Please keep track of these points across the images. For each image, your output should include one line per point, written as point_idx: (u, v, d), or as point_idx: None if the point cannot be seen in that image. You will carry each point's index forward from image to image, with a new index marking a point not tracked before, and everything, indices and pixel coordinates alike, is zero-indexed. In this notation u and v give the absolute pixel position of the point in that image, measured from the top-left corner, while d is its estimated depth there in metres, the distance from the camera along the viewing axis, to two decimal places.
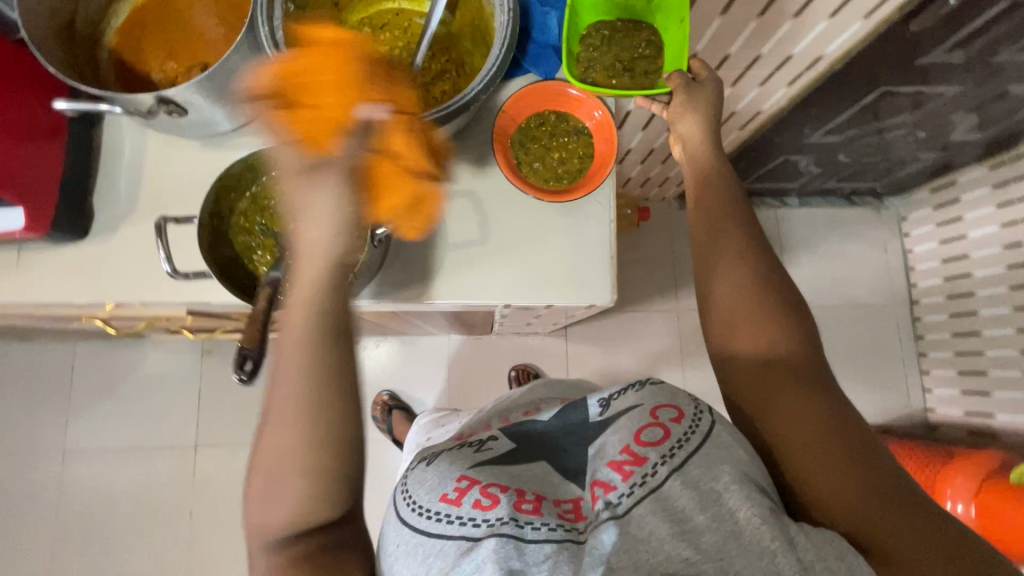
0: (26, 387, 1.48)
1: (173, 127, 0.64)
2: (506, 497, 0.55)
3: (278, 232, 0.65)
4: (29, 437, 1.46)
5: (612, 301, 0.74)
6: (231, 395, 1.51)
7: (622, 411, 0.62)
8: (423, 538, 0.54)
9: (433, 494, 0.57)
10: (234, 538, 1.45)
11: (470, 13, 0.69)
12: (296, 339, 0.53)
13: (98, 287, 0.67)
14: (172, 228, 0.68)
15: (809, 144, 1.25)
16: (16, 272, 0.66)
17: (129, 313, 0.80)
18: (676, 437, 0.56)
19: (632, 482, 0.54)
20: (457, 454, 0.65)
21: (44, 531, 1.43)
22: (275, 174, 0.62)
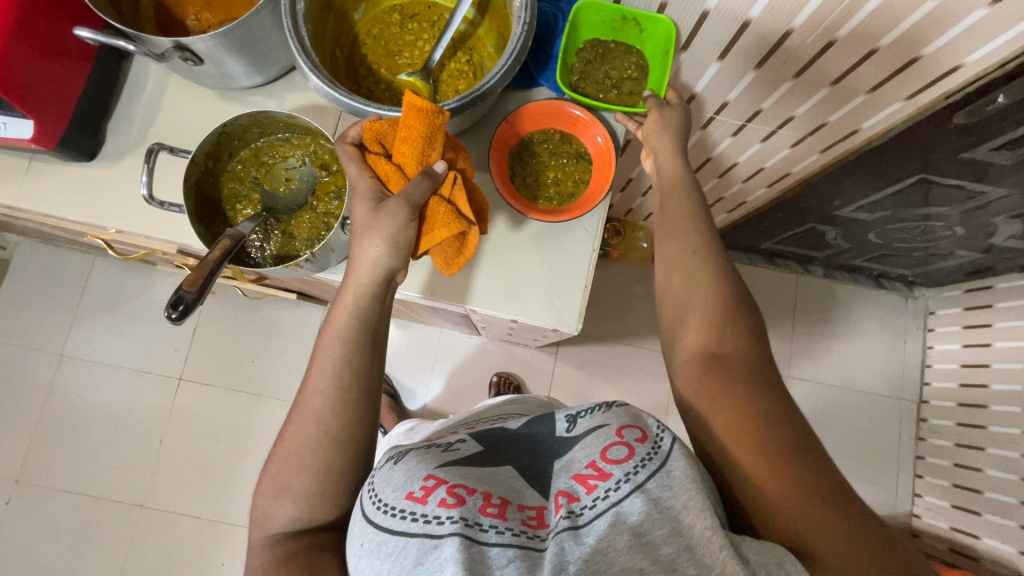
0: (39, 286, 1.56)
1: (191, 74, 0.67)
2: (471, 500, 0.51)
3: (267, 190, 0.67)
4: (31, 333, 1.54)
5: (575, 330, 0.76)
6: (223, 338, 1.56)
7: (588, 429, 0.59)
8: (385, 537, 0.50)
9: (398, 490, 0.53)
10: (196, 475, 1.49)
11: (498, 19, 0.71)
12: (327, 350, 0.60)
13: (90, 208, 0.71)
14: (162, 157, 0.71)
15: (839, 216, 1.21)
16: (25, 178, 0.71)
17: (122, 240, 0.83)
18: (641, 456, 0.54)
19: (596, 496, 0.52)
20: (423, 451, 0.61)
21: (24, 424, 1.50)
22: (335, 170, 0.66)
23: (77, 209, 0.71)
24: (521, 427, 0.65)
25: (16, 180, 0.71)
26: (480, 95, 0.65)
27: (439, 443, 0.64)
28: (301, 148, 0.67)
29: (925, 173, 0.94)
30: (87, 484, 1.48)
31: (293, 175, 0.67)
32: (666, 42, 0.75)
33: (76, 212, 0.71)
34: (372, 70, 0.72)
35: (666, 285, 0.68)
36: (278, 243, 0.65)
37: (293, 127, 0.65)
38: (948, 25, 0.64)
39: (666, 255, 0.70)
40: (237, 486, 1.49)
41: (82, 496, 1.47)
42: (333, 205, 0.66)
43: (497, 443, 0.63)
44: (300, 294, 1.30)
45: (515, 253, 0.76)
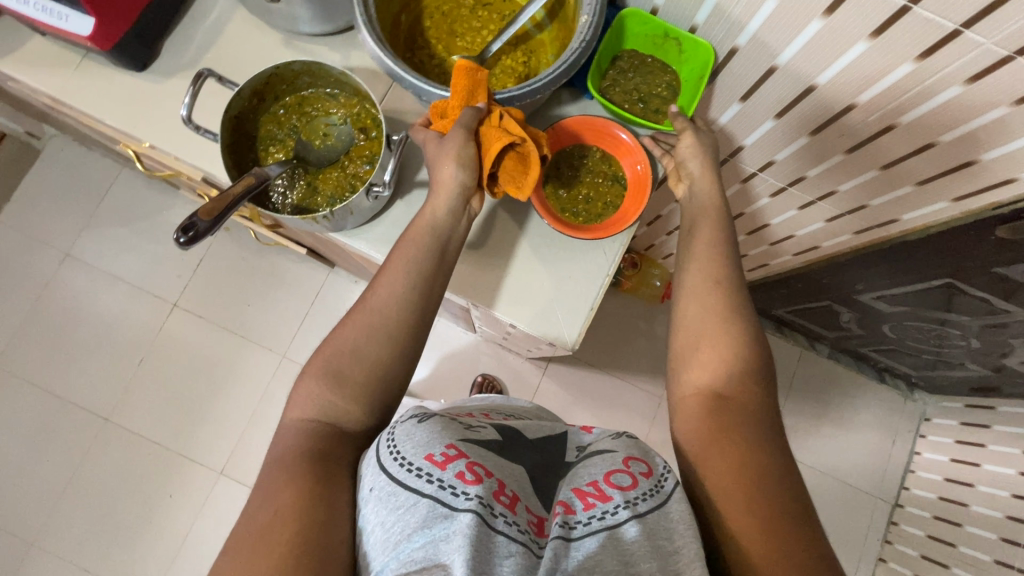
0: (62, 183, 1.57)
1: (261, 11, 0.68)
2: (488, 482, 0.52)
3: (303, 140, 0.67)
4: (43, 227, 1.55)
5: (573, 345, 0.76)
6: (224, 275, 1.56)
7: (596, 453, 0.61)
8: (397, 488, 0.51)
9: (419, 449, 0.54)
10: (168, 402, 1.49)
11: (563, 32, 0.70)
12: (344, 330, 0.63)
13: (128, 116, 0.71)
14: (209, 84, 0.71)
15: (857, 300, 1.20)
16: (74, 74, 0.71)
17: (152, 155, 0.83)
18: (643, 488, 0.55)
19: (593, 514, 0.52)
20: (444, 422, 0.60)
21: (15, 312, 1.51)
22: (366, 138, 0.65)
23: (117, 116, 0.71)
24: (537, 440, 0.65)
25: (64, 74, 0.71)
26: (527, 93, 0.65)
27: (464, 422, 0.64)
28: (343, 108, 0.67)
29: (953, 278, 0.92)
30: (60, 386, 1.48)
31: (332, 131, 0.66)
32: (702, 68, 0.74)
33: (115, 118, 0.71)
34: (429, 47, 0.71)
35: (681, 311, 0.67)
36: (300, 194, 0.65)
37: (342, 83, 0.65)
38: (1012, 137, 0.64)
39: (683, 278, 0.69)
40: (204, 422, 1.49)
41: (53, 395, 1.47)
42: (363, 169, 0.65)
43: (513, 440, 0.63)
44: (310, 251, 1.31)
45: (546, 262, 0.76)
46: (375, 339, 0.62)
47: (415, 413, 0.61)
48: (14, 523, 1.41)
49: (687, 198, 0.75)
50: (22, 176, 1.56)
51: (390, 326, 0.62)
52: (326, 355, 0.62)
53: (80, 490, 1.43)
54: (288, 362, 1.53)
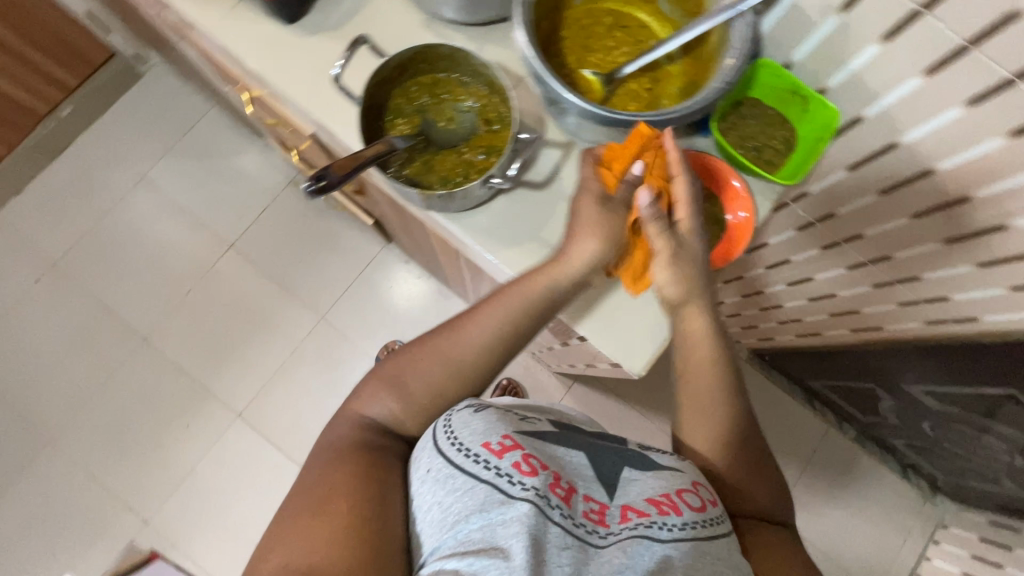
0: (154, 110, 1.64)
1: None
2: (544, 474, 0.54)
3: (429, 117, 0.65)
4: (127, 146, 1.62)
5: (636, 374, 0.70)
6: (283, 228, 1.60)
7: (657, 461, 0.63)
8: (454, 472, 0.54)
9: (476, 436, 0.55)
10: (204, 337, 1.53)
11: (697, 68, 0.69)
12: (421, 358, 0.65)
13: (262, 61, 0.70)
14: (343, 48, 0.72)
15: (904, 390, 1.17)
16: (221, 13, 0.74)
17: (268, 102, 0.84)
18: (707, 513, 0.59)
19: (659, 522, 0.55)
20: (500, 411, 0.61)
21: (83, 220, 1.57)
22: (492, 131, 0.64)
23: (251, 58, 0.70)
24: (595, 435, 0.65)
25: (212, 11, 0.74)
26: (658, 119, 0.63)
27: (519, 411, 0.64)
28: (470, 97, 0.65)
29: (1017, 391, 0.89)
30: (107, 298, 1.53)
31: (455, 116, 0.65)
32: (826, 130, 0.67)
33: (250, 60, 0.70)
34: (561, 55, 0.70)
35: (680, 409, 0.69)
36: (414, 169, 0.63)
37: (479, 74, 0.64)
38: None
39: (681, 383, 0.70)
40: (233, 364, 1.52)
41: (100, 306, 1.53)
42: (479, 160, 0.64)
43: (568, 432, 0.63)
44: (375, 223, 1.34)
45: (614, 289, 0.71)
46: (455, 369, 0.64)
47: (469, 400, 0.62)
48: (36, 418, 1.46)
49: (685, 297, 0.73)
50: (118, 94, 1.63)
51: (451, 366, 0.64)
52: (393, 367, 0.65)
53: (104, 402, 1.48)
54: (324, 324, 1.56)
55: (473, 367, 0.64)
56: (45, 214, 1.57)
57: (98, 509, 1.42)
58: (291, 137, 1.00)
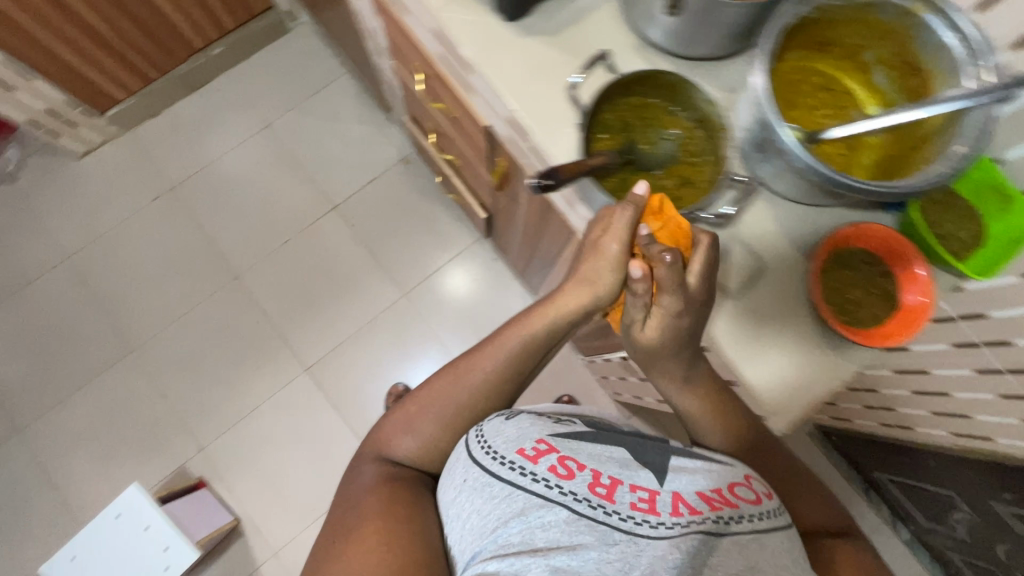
0: (293, 65, 1.71)
1: (638, 13, 0.69)
2: (581, 475, 0.54)
3: (633, 138, 0.66)
4: (261, 93, 1.69)
5: (779, 430, 0.70)
6: (387, 200, 1.64)
7: (706, 459, 0.62)
8: (492, 480, 0.55)
9: (509, 443, 0.57)
10: (291, 288, 1.58)
11: (899, 148, 0.69)
12: (426, 400, 0.69)
13: (483, 52, 0.73)
14: (554, 53, 0.73)
15: (990, 508, 1.12)
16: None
17: (456, 88, 0.85)
18: (763, 505, 0.58)
19: (718, 516, 0.55)
20: (533, 415, 0.62)
21: (207, 153, 1.65)
22: (695, 164, 0.65)
23: (473, 48, 0.73)
24: (639, 434, 0.65)
25: None
26: (891, 191, 0.56)
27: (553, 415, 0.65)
28: (676, 126, 0.67)
29: None
30: (213, 231, 1.60)
31: (659, 142, 0.66)
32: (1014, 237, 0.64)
33: (471, 50, 0.73)
34: None
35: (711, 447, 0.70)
36: (610, 184, 0.65)
37: (693, 107, 0.65)
38: None
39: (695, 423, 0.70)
40: (312, 320, 1.56)
41: (205, 236, 1.60)
42: (673, 187, 0.65)
43: (608, 432, 0.63)
44: (486, 218, 1.36)
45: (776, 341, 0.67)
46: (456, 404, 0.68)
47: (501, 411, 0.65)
48: (124, 328, 1.53)
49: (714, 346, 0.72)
50: (264, 44, 1.70)
51: (446, 410, 0.68)
52: (408, 408, 0.70)
53: (189, 327, 1.54)
54: (404, 302, 1.59)
55: (480, 390, 0.68)
56: (175, 139, 1.65)
57: (161, 426, 1.48)
58: (449, 121, 1.02)
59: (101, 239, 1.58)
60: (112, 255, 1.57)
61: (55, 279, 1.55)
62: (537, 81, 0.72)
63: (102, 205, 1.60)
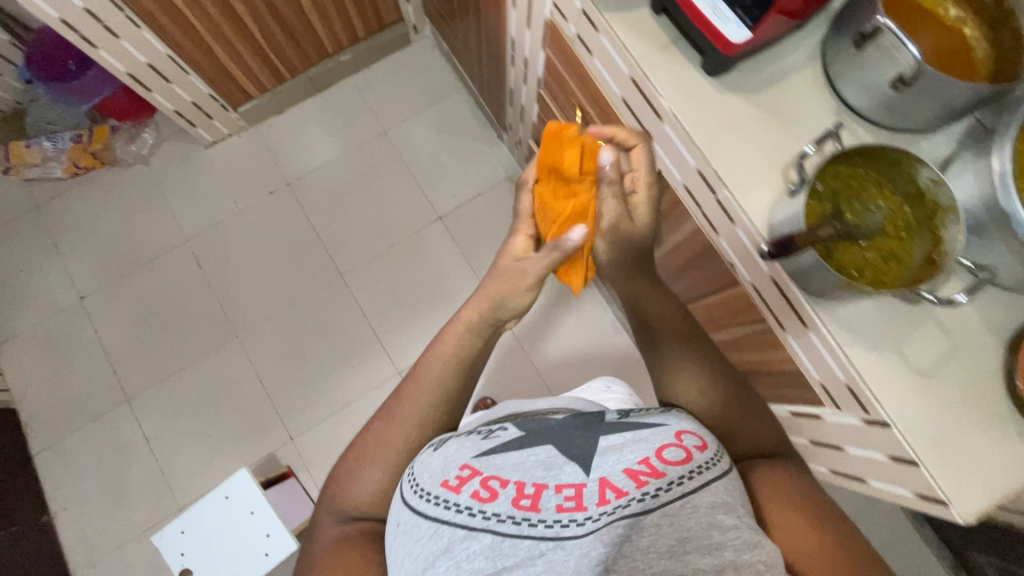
0: (411, 76, 1.78)
1: (852, 81, 0.70)
2: (506, 491, 0.64)
3: (841, 209, 0.66)
4: (379, 100, 1.76)
5: (962, 519, 0.64)
6: (489, 215, 1.68)
7: (640, 425, 0.73)
8: (420, 520, 0.64)
9: (435, 479, 0.68)
10: (390, 291, 1.63)
11: None
12: (397, 415, 0.80)
13: (686, 106, 0.74)
14: (756, 112, 0.74)
15: None
16: (657, 51, 0.75)
17: (636, 134, 0.86)
18: (694, 463, 0.66)
19: (643, 492, 0.62)
20: (465, 439, 0.74)
21: (324, 153, 1.72)
22: (912, 241, 0.64)
23: (677, 100, 0.74)
24: (565, 422, 0.76)
25: (648, 47, 0.75)
26: None
27: (483, 431, 0.77)
28: (884, 200, 0.66)
29: None
30: (322, 228, 1.66)
31: (868, 214, 0.65)
32: None
33: (673, 102, 0.74)
34: None
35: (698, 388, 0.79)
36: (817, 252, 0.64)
37: (907, 182, 0.65)
38: None
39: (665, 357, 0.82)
40: (408, 325, 1.60)
41: (314, 233, 1.66)
42: (884, 264, 0.64)
43: (535, 436, 0.74)
44: None
45: (965, 417, 0.65)
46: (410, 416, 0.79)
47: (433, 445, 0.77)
48: (232, 313, 1.60)
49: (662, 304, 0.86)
50: (387, 54, 1.77)
51: (401, 435, 0.78)
52: (355, 459, 0.79)
53: (291, 319, 1.60)
54: None
55: (423, 409, 0.80)
56: (295, 137, 1.73)
57: (256, 411, 1.54)
58: None
59: (220, 226, 1.66)
60: (227, 241, 1.65)
61: (174, 258, 1.64)
62: (735, 138, 0.73)
63: (223, 193, 1.68)
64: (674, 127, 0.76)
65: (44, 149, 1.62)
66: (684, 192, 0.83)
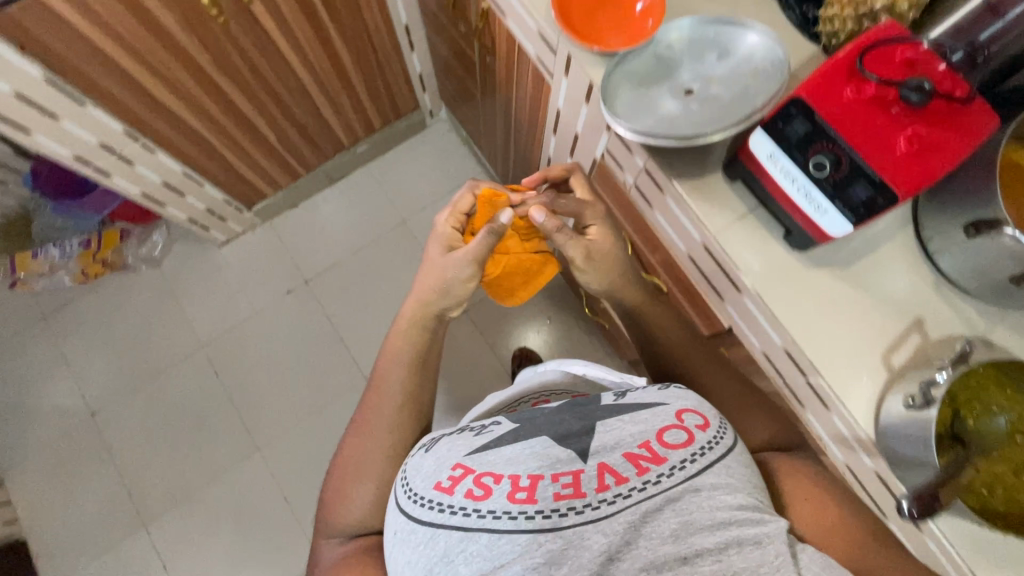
0: (429, 161, 1.72)
1: (959, 263, 0.63)
2: (502, 486, 0.59)
3: (960, 412, 0.59)
4: (396, 188, 1.70)
5: None
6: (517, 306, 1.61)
7: (642, 405, 0.70)
8: (417, 527, 0.59)
9: (428, 481, 0.62)
10: None
11: None
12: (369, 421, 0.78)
13: (772, 284, 0.68)
14: (848, 290, 0.67)
15: None
16: (736, 223, 0.69)
17: (704, 290, 0.80)
18: (697, 445, 0.62)
19: (644, 478, 0.59)
20: (457, 437, 0.69)
21: (342, 246, 1.66)
22: None
23: (762, 279, 0.68)
24: (563, 408, 0.73)
25: (726, 220, 0.70)
26: None
27: (473, 426, 0.72)
28: (1008, 400, 0.58)
29: None
30: (343, 327, 1.59)
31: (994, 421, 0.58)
32: None
33: (757, 281, 0.68)
34: None
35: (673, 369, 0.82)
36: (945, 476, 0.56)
37: None
38: None
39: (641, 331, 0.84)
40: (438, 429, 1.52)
41: (335, 332, 1.59)
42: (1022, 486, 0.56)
43: (531, 422, 0.70)
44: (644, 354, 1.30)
45: None
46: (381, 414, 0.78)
47: (425, 442, 0.71)
48: (252, 423, 1.52)
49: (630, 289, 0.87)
50: (403, 140, 1.72)
51: (377, 434, 0.76)
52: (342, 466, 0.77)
53: (315, 427, 1.52)
54: None
55: (394, 411, 0.78)
56: (312, 231, 1.67)
57: (281, 530, 1.45)
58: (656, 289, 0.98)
59: (237, 330, 1.59)
60: (246, 346, 1.58)
61: (190, 366, 1.57)
62: (828, 320, 0.67)
63: (239, 294, 1.62)
64: (757, 305, 0.70)
65: (52, 258, 1.55)
66: (764, 359, 0.77)
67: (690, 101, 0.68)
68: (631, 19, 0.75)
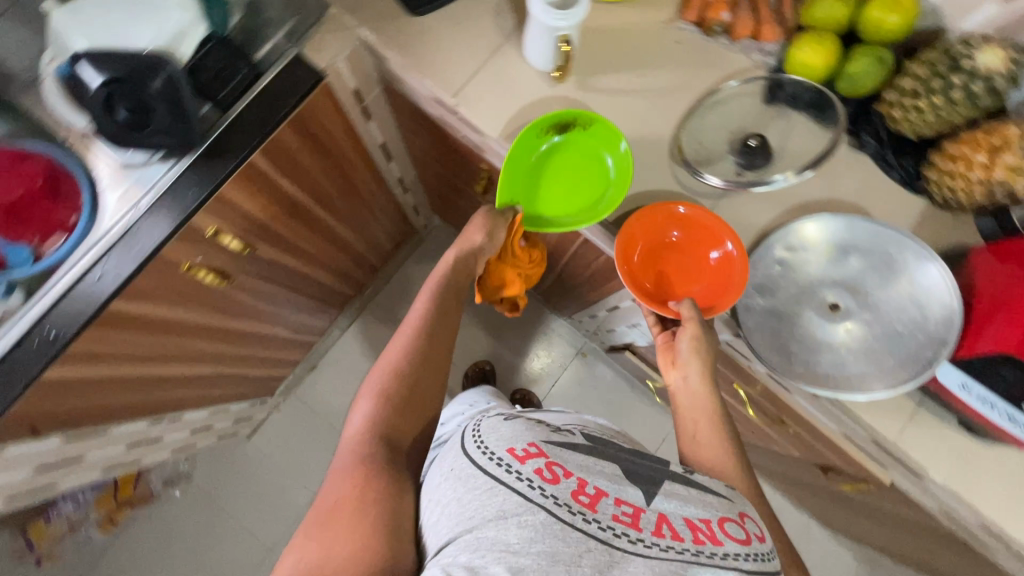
0: None
1: None
2: (568, 481, 0.52)
3: None
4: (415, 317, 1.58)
5: None
6: (577, 403, 1.55)
7: (704, 485, 0.58)
8: (476, 472, 0.52)
9: (501, 441, 0.54)
10: None
11: None
12: (385, 363, 0.65)
13: (961, 476, 0.64)
14: None
15: None
16: (908, 424, 0.65)
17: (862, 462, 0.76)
18: (751, 548, 0.53)
19: (699, 549, 0.51)
20: (530, 423, 0.59)
21: None
22: None
23: (951, 477, 0.64)
24: (630, 449, 0.61)
25: (896, 422, 0.66)
26: None
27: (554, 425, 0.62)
28: None
29: None
30: None
31: None
32: None
33: (946, 476, 0.64)
34: None
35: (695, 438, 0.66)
36: None
37: None
38: None
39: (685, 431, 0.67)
40: None
41: None
42: None
43: (607, 446, 0.60)
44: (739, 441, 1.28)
45: None
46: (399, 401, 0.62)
47: (500, 412, 0.63)
48: None
49: (684, 382, 0.69)
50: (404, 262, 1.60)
51: (424, 393, 0.64)
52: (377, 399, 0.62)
53: None
54: None
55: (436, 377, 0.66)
56: (342, 389, 1.55)
57: None
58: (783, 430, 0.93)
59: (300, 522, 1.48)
60: None
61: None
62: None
63: (288, 482, 1.50)
64: (950, 502, 0.65)
65: (68, 516, 1.33)
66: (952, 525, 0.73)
67: (840, 322, 0.64)
68: (703, 273, 0.68)
